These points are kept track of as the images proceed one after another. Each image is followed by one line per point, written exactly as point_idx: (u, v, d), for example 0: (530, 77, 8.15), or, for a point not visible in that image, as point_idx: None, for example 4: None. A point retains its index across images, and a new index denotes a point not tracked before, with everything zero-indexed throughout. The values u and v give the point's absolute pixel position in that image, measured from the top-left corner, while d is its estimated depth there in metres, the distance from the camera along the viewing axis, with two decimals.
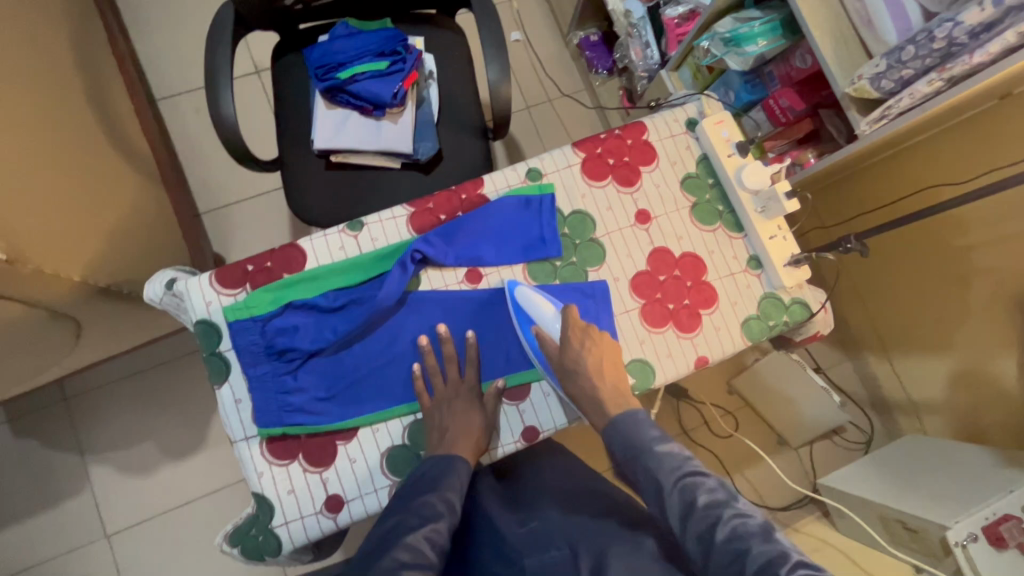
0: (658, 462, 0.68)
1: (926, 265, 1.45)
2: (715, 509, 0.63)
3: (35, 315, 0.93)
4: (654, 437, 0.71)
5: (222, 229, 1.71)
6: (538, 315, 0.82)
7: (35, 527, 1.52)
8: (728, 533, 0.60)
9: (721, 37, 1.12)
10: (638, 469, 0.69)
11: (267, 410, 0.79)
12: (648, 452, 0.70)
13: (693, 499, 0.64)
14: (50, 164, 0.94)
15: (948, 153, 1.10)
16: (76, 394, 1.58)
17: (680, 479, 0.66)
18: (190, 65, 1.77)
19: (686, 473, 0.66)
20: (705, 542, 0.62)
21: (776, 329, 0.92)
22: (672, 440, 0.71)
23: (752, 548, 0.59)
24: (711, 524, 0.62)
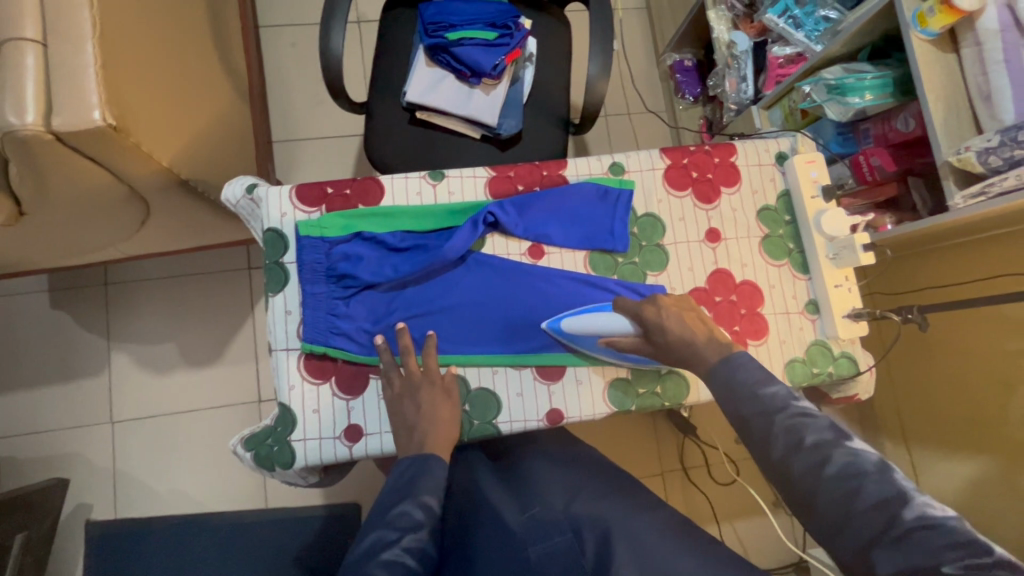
0: (764, 404, 0.65)
1: (976, 362, 1.40)
2: (825, 449, 0.60)
3: (117, 189, 0.97)
4: (758, 379, 0.67)
5: (290, 161, 1.77)
6: (595, 328, 0.80)
7: (50, 396, 1.58)
8: (839, 472, 0.58)
9: (827, 83, 1.11)
10: (745, 410, 0.65)
11: (315, 328, 0.81)
12: (750, 394, 0.66)
13: (800, 441, 0.60)
14: (164, 53, 0.98)
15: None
16: (118, 282, 1.64)
17: (790, 419, 0.63)
18: (298, 1, 1.83)
19: (794, 414, 0.62)
20: (815, 479, 0.59)
21: (819, 378, 0.90)
22: (778, 384, 0.66)
23: (866, 487, 0.57)
24: (821, 462, 0.59)
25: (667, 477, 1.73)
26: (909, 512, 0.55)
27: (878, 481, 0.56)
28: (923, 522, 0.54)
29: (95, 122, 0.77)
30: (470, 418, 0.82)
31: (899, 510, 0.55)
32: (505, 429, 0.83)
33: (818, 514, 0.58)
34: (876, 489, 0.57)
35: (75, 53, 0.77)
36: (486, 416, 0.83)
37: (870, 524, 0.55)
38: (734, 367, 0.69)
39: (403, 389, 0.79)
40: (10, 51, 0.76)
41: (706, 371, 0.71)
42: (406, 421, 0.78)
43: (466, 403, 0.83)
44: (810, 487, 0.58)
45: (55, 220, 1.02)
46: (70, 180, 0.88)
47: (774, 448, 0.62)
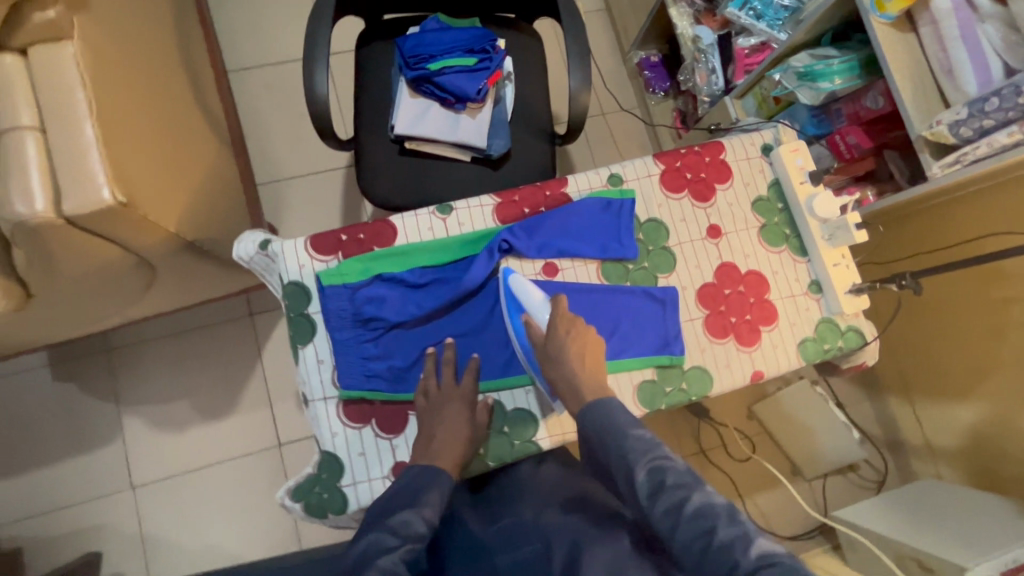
0: (630, 444, 0.69)
1: (966, 313, 1.48)
2: (681, 490, 0.64)
3: (126, 260, 0.97)
4: (626, 421, 0.72)
5: (277, 202, 1.77)
6: (526, 303, 0.83)
7: (65, 471, 1.55)
8: (696, 510, 0.62)
9: (796, 71, 1.17)
10: (613, 450, 0.70)
11: (350, 374, 0.82)
12: (619, 434, 0.70)
13: (661, 482, 0.65)
14: (152, 118, 0.99)
15: (1002, 206, 1.09)
16: (120, 346, 1.62)
17: (650, 462, 0.67)
18: (265, 41, 1.83)
19: (655, 454, 0.68)
20: (673, 519, 0.63)
21: (830, 353, 0.95)
22: (643, 425, 0.72)
23: (717, 527, 0.61)
24: (679, 503, 0.63)
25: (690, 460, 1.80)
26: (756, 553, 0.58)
27: (726, 520, 0.61)
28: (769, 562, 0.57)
29: (105, 201, 0.78)
30: (509, 439, 0.85)
31: (746, 551, 0.59)
32: (545, 445, 0.85)
33: (681, 550, 0.62)
34: (725, 528, 0.61)
35: (76, 135, 0.78)
36: (525, 435, 0.86)
37: (722, 562, 0.59)
38: (607, 409, 0.73)
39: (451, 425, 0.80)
40: (11, 142, 0.76)
41: (579, 408, 0.75)
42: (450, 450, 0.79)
43: (505, 424, 0.86)
44: (671, 527, 0.63)
45: (62, 298, 1.01)
46: (80, 258, 0.89)
47: (637, 488, 0.66)
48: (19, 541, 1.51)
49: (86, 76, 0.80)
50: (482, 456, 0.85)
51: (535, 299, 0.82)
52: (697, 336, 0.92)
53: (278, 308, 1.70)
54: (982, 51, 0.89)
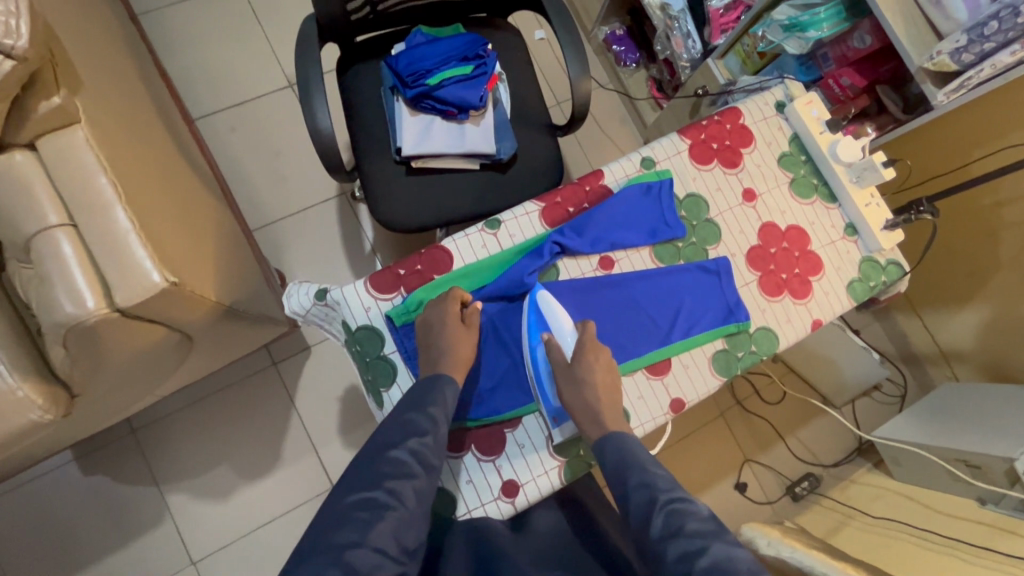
0: (652, 480, 0.73)
1: (960, 224, 1.57)
2: (702, 539, 0.65)
3: (171, 338, 0.92)
4: (652, 458, 0.76)
5: (273, 245, 1.71)
6: (554, 323, 0.83)
7: (119, 562, 1.49)
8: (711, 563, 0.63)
9: (780, 24, 1.21)
10: (629, 482, 0.74)
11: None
12: (641, 469, 0.74)
13: (680, 524, 0.67)
14: (161, 187, 0.94)
15: (972, 131, 1.19)
16: (145, 425, 1.55)
17: (670, 502, 0.70)
18: (226, 82, 1.76)
19: (675, 498, 0.70)
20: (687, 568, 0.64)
21: (876, 289, 1.00)
22: (664, 468, 0.75)
23: None
24: (698, 551, 0.64)
25: (727, 415, 1.85)
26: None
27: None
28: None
29: (157, 284, 0.74)
30: None
31: None
32: (640, 433, 0.88)
33: None
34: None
35: (108, 224, 0.74)
36: None
37: None
38: (626, 442, 0.77)
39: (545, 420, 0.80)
40: (43, 243, 0.72)
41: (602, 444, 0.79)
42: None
43: None
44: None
45: (101, 394, 0.96)
46: (128, 347, 0.84)
47: (653, 527, 0.69)
48: None
49: (103, 159, 0.76)
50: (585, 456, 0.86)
51: (565, 324, 0.83)
52: (756, 298, 0.95)
53: (300, 351, 1.66)
54: None
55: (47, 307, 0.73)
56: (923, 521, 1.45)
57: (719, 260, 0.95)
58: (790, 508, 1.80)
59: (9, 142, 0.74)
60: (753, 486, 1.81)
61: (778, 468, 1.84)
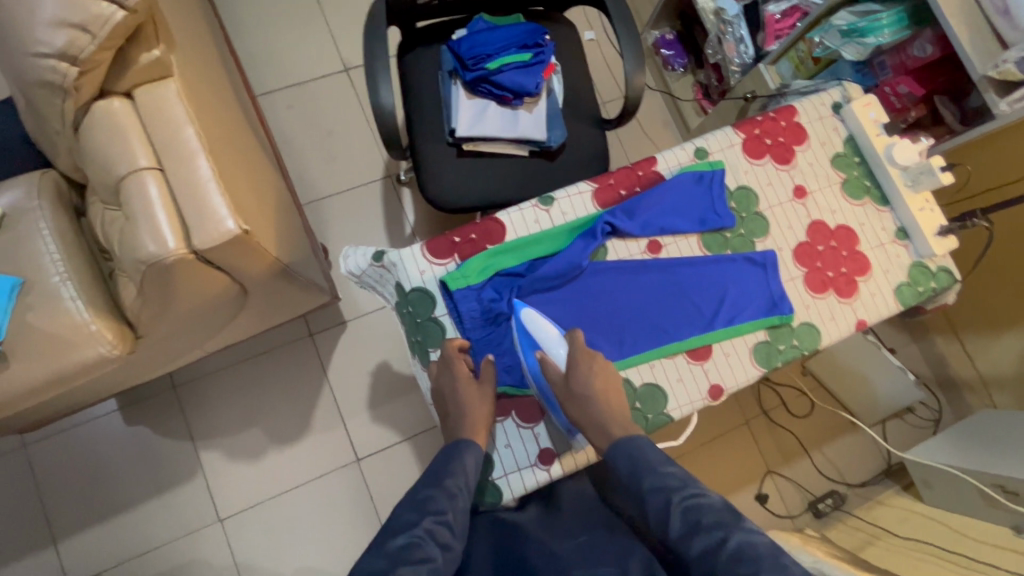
0: (663, 481, 0.71)
1: (1009, 246, 1.55)
2: (721, 531, 0.64)
3: (231, 289, 0.97)
4: (661, 458, 0.73)
5: (319, 221, 1.77)
6: (542, 339, 0.84)
7: (152, 511, 1.55)
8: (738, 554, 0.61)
9: (839, 29, 1.21)
10: (643, 487, 0.72)
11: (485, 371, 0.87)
12: (653, 471, 0.72)
13: (697, 521, 0.66)
14: (233, 147, 0.99)
15: None
16: (186, 382, 1.62)
17: (685, 499, 0.68)
18: (286, 63, 1.83)
19: (691, 494, 0.69)
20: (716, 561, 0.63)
21: (925, 295, 0.99)
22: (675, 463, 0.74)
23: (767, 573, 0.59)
24: (719, 545, 0.63)
25: (753, 424, 1.83)
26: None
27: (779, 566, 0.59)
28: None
29: (230, 231, 0.78)
30: (644, 413, 0.88)
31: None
32: (678, 415, 0.89)
33: None
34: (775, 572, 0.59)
35: (191, 171, 0.79)
36: (657, 408, 0.89)
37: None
38: (638, 445, 0.75)
39: (568, 400, 0.80)
40: (133, 184, 0.78)
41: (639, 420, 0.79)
42: (598, 419, 0.79)
43: (637, 400, 0.88)
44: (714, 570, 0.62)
45: (161, 338, 1.01)
46: (194, 292, 0.89)
47: (672, 528, 0.67)
48: None
49: (190, 112, 0.81)
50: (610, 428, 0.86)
51: (552, 336, 0.83)
52: (801, 293, 0.96)
53: (336, 325, 1.70)
54: None
55: (131, 245, 0.78)
56: (952, 545, 1.42)
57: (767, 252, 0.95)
58: (812, 524, 1.77)
59: (108, 90, 0.80)
60: (775, 498, 1.79)
61: (802, 482, 1.81)
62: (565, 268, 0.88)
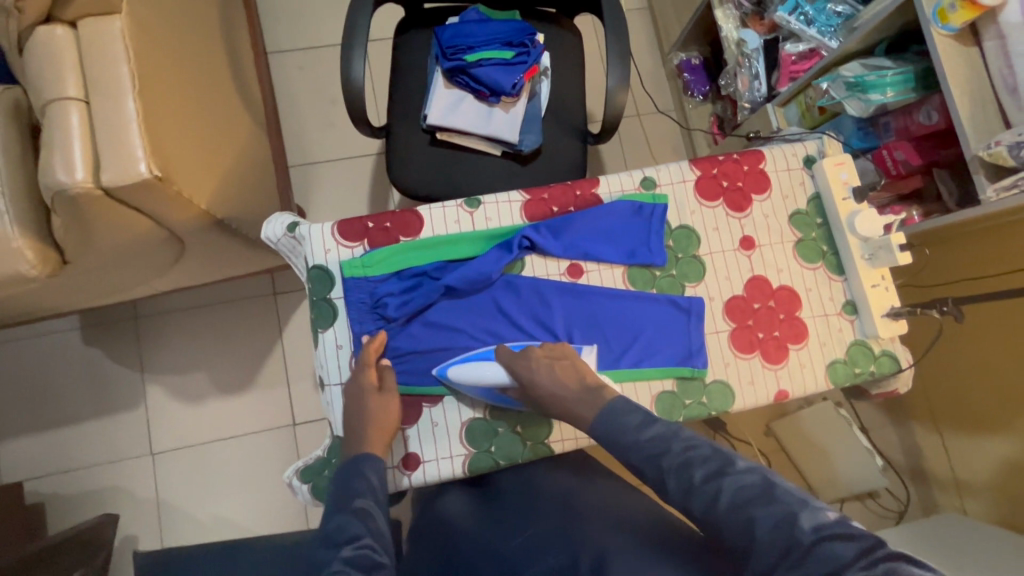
0: (646, 449, 0.70)
1: (987, 339, 1.41)
2: (715, 481, 0.64)
3: (158, 232, 0.98)
4: (638, 424, 0.72)
5: (305, 184, 1.78)
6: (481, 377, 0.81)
7: (89, 432, 1.60)
8: (734, 502, 0.62)
9: (846, 80, 1.12)
10: (633, 448, 0.71)
11: (429, 369, 0.85)
12: (634, 439, 0.71)
13: (690, 478, 0.65)
14: (194, 95, 1.00)
15: None
16: (147, 316, 1.66)
17: (676, 458, 0.67)
18: (307, 25, 1.85)
19: (679, 451, 0.68)
20: (715, 501, 0.63)
21: (861, 377, 0.92)
22: (652, 421, 0.72)
23: (757, 515, 0.60)
24: (713, 497, 0.63)
25: None
26: (809, 525, 0.58)
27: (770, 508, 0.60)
28: (824, 534, 0.57)
29: (141, 174, 0.79)
30: (522, 439, 0.86)
31: (794, 530, 0.58)
32: (557, 448, 0.86)
33: (729, 535, 0.62)
34: (763, 511, 0.60)
35: (118, 108, 0.79)
36: (537, 436, 0.86)
37: (771, 542, 0.58)
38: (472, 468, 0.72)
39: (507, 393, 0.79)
40: (57, 111, 0.79)
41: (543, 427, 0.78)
42: (566, 410, 0.79)
43: (518, 424, 0.86)
44: (712, 521, 0.63)
45: (94, 266, 1.03)
46: (113, 229, 0.90)
47: (670, 490, 0.66)
48: (42, 497, 1.57)
49: (130, 50, 0.81)
50: (493, 453, 0.85)
51: (488, 374, 0.81)
52: (723, 349, 0.90)
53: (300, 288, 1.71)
54: None
55: (45, 170, 0.79)
56: None
57: (694, 300, 0.90)
58: None
59: (55, 16, 0.81)
60: None
61: None
62: (473, 277, 0.85)
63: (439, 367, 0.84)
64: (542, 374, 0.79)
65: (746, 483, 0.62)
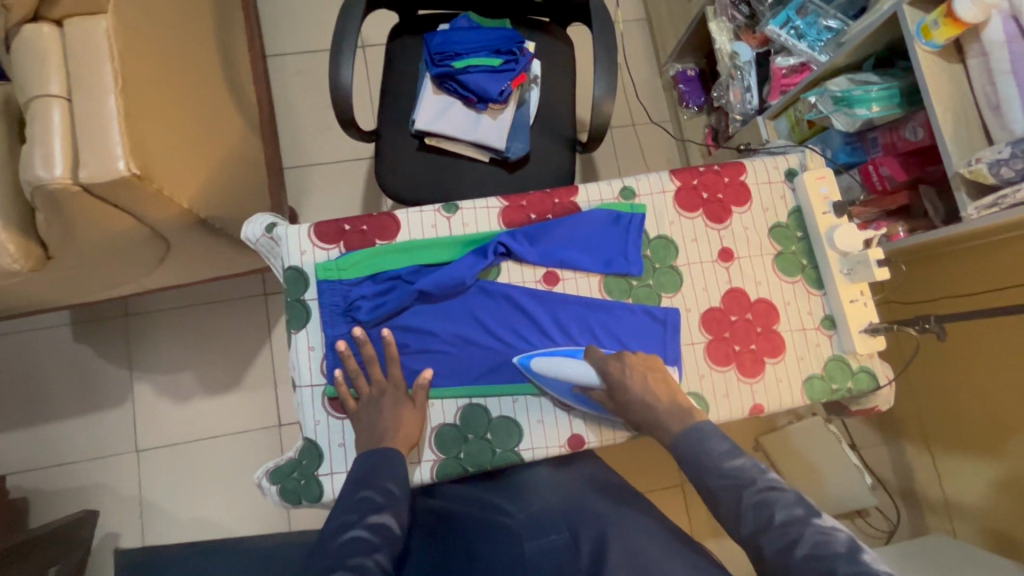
0: (729, 479, 0.69)
1: (974, 359, 1.40)
2: (795, 528, 0.63)
3: (140, 230, 0.99)
4: (723, 453, 0.71)
5: (299, 187, 1.79)
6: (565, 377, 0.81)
7: (75, 427, 1.61)
8: (811, 550, 0.60)
9: (832, 95, 1.11)
10: (712, 481, 0.70)
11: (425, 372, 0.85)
12: (716, 468, 0.70)
13: (770, 519, 0.64)
14: (183, 95, 1.01)
15: None
16: (137, 314, 1.67)
17: (757, 495, 0.67)
18: (305, 30, 1.87)
19: (762, 488, 0.67)
20: (794, 547, 0.61)
21: (838, 394, 0.91)
22: (741, 457, 0.71)
23: (840, 568, 0.58)
24: (792, 543, 0.61)
25: None
26: None
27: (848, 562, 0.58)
28: None
29: (120, 172, 0.79)
30: (491, 446, 0.85)
31: None
32: (527, 456, 0.85)
33: None
34: (847, 568, 0.58)
35: (98, 107, 0.80)
36: (508, 444, 0.85)
37: None
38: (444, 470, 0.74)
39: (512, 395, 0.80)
40: (38, 108, 0.80)
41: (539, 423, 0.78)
42: (652, 417, 0.78)
43: (488, 431, 0.86)
44: (784, 566, 0.61)
45: (78, 263, 1.04)
46: (94, 226, 0.91)
47: (745, 525, 0.66)
48: (26, 491, 1.57)
49: (114, 50, 0.82)
50: (462, 460, 0.84)
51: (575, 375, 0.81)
52: (698, 361, 0.89)
53: None
54: None
55: (25, 167, 0.80)
56: None
57: (669, 310, 0.89)
58: None
59: (41, 15, 0.82)
60: None
61: None
62: (447, 282, 0.85)
63: (521, 355, 0.85)
64: (634, 380, 0.79)
65: (831, 540, 0.60)
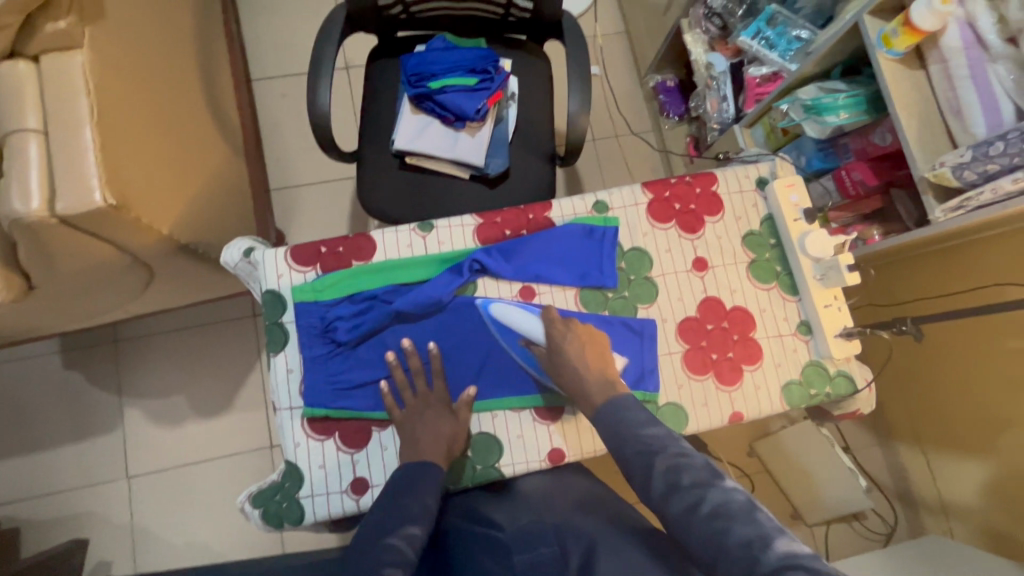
0: (644, 445, 0.69)
1: (957, 358, 1.41)
2: (700, 490, 0.64)
3: (121, 257, 1.00)
4: (642, 421, 0.72)
5: (286, 208, 1.80)
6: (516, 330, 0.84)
7: (65, 455, 1.61)
8: (712, 510, 0.61)
9: (802, 103, 1.13)
10: (626, 442, 0.71)
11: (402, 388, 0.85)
12: (632, 435, 0.71)
13: (678, 482, 0.65)
14: (161, 123, 1.03)
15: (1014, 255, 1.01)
16: (126, 339, 1.67)
17: (668, 460, 0.67)
18: (289, 54, 1.89)
19: (672, 453, 0.67)
20: (698, 510, 0.62)
21: (817, 399, 0.91)
22: (656, 424, 0.72)
23: (734, 527, 0.59)
24: (695, 503, 0.63)
25: None
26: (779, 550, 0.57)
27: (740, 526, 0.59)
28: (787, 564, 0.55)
29: (96, 203, 0.81)
30: (471, 463, 0.86)
31: (764, 551, 0.57)
32: (507, 472, 0.85)
33: (696, 543, 0.61)
34: (742, 525, 0.59)
35: (74, 139, 0.81)
36: (488, 461, 0.86)
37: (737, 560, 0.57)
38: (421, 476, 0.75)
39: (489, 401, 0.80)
40: (15, 142, 0.81)
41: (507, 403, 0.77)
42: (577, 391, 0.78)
43: (469, 449, 0.86)
44: (685, 527, 0.62)
45: (61, 292, 1.05)
46: (74, 256, 0.92)
47: (653, 488, 0.66)
48: (17, 522, 1.56)
49: (89, 83, 0.84)
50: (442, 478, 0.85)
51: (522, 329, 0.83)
52: (675, 370, 0.90)
53: None
54: (992, 91, 0.86)
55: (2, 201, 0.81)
56: None
57: (647, 322, 0.90)
58: None
59: (17, 51, 0.84)
60: None
61: None
62: (423, 301, 0.86)
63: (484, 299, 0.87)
64: (573, 349, 0.79)
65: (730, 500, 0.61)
